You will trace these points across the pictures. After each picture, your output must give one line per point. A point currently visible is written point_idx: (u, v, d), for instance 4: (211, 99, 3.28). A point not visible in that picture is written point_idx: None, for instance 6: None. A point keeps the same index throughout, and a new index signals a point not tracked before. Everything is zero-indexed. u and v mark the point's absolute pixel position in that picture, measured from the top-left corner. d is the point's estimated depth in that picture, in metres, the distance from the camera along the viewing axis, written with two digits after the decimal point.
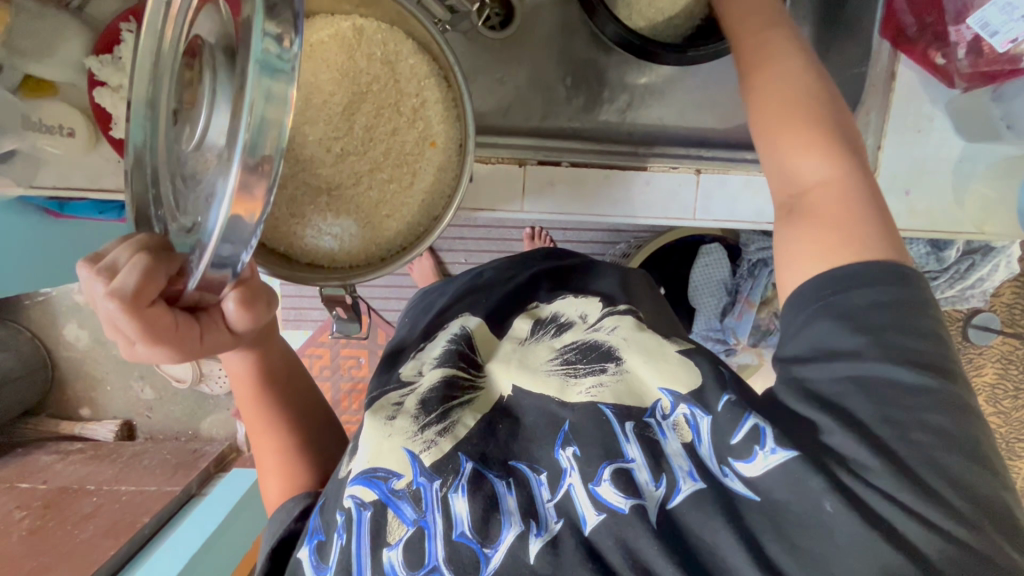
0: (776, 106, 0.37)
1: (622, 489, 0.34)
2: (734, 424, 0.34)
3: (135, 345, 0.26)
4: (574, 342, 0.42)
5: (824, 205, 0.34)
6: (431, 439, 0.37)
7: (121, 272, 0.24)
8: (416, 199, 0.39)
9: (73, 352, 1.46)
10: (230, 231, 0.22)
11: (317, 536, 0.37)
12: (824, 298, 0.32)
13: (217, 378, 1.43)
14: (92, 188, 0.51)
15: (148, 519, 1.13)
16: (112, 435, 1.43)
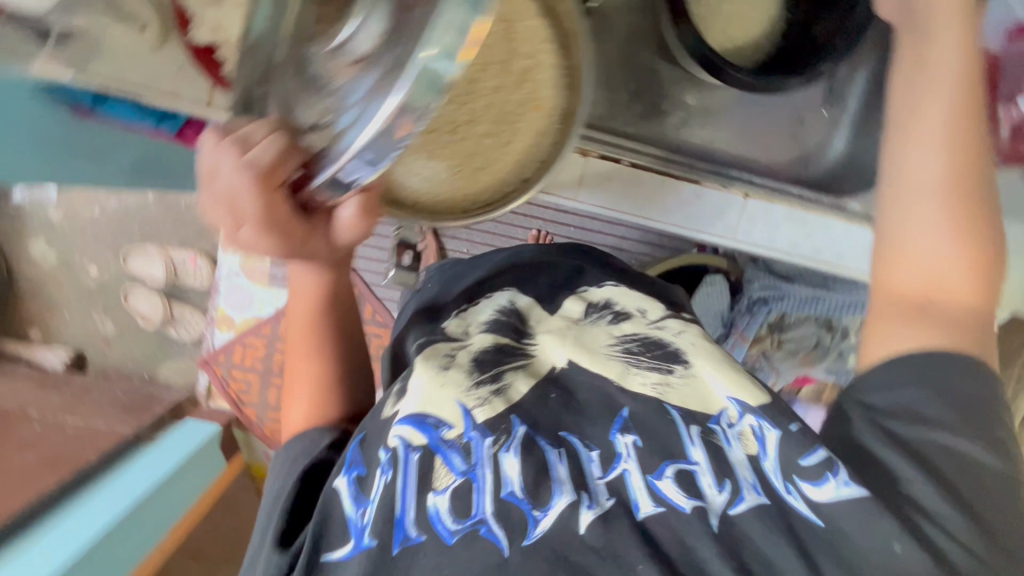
0: (913, 179, 0.40)
1: (686, 489, 0.35)
2: (805, 450, 0.35)
3: (248, 225, 0.31)
4: (636, 334, 0.44)
5: (948, 282, 0.38)
6: (484, 398, 0.39)
7: (258, 151, 0.29)
8: (511, 158, 0.41)
9: (37, 270, 1.39)
10: (380, 142, 0.25)
11: (357, 468, 0.38)
12: (929, 369, 0.36)
13: (188, 325, 1.39)
14: (147, 90, 0.48)
15: (94, 455, 1.08)
16: (62, 364, 1.36)
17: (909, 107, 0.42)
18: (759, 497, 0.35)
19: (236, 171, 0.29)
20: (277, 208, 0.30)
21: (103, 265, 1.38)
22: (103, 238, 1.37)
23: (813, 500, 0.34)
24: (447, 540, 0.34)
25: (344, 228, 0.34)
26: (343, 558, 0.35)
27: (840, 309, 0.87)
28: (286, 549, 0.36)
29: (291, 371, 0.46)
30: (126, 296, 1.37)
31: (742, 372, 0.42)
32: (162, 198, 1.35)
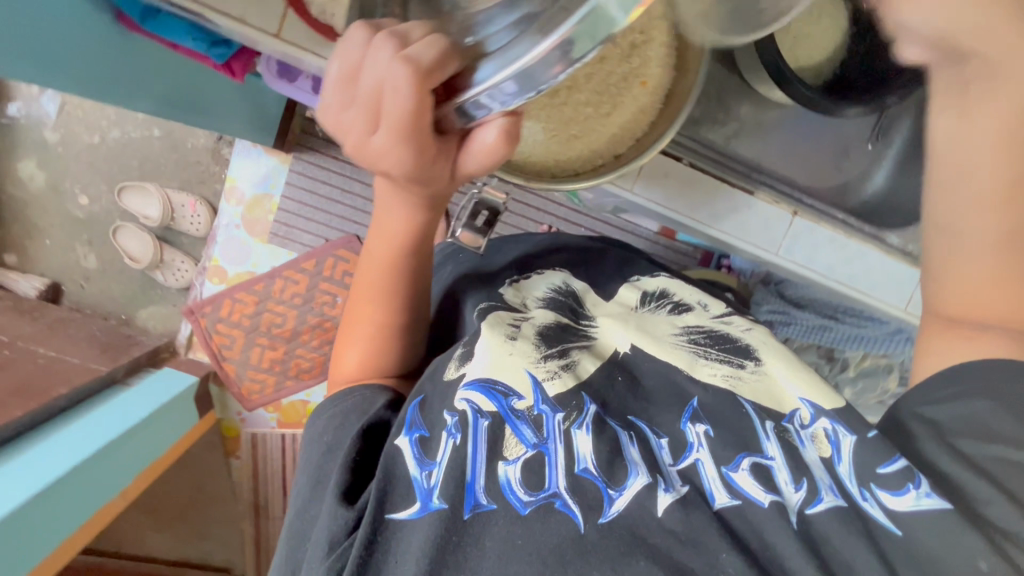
0: (954, 230, 0.51)
1: (766, 487, 0.44)
2: (887, 459, 0.45)
3: (387, 126, 0.31)
4: (701, 327, 0.58)
5: (989, 299, 0.50)
6: (554, 371, 0.50)
7: (420, 47, 0.29)
8: (613, 128, 0.50)
9: (22, 191, 1.32)
10: (525, 79, 0.26)
11: (419, 430, 0.48)
12: (976, 378, 0.48)
13: (175, 271, 1.31)
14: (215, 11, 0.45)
15: (65, 391, 1.03)
16: (36, 293, 1.29)
17: (948, 172, 0.52)
18: (837, 499, 0.44)
19: (396, 63, 0.29)
20: (423, 113, 0.30)
21: (94, 196, 1.32)
22: (98, 168, 1.31)
23: (889, 507, 0.43)
24: (520, 510, 0.43)
25: (479, 150, 0.34)
26: (408, 518, 0.44)
27: (845, 341, 0.91)
28: (350, 505, 0.46)
29: (361, 311, 0.57)
30: (113, 231, 1.30)
31: (811, 373, 0.54)
32: (168, 136, 1.30)
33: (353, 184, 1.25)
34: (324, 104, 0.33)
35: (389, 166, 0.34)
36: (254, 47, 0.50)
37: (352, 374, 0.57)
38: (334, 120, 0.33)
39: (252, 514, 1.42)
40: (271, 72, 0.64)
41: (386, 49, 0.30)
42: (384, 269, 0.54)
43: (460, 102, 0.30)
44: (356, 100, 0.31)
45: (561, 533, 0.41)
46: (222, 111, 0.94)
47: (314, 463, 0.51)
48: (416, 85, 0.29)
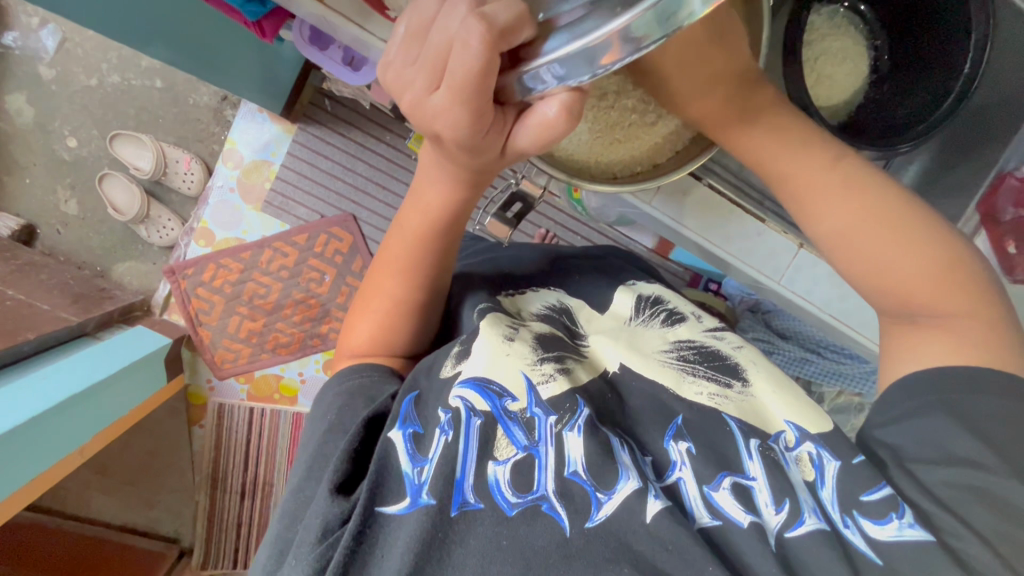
0: (868, 278, 0.49)
1: (744, 506, 0.45)
2: (870, 486, 0.45)
3: (446, 87, 0.31)
4: (692, 344, 0.57)
5: (941, 290, 0.47)
6: (549, 375, 0.51)
7: (498, 8, 0.28)
8: (655, 137, 0.52)
9: (8, 125, 1.26)
10: (588, 58, 0.28)
11: (413, 427, 0.49)
12: (931, 393, 0.46)
13: (161, 228, 1.27)
14: None
15: (32, 336, 0.99)
16: (7, 232, 1.23)
17: (831, 238, 0.50)
18: (818, 521, 0.45)
19: (471, 21, 0.28)
20: (489, 75, 0.30)
21: (84, 140, 1.27)
22: (91, 112, 1.26)
23: (871, 536, 0.44)
24: (506, 511, 0.44)
25: (535, 124, 0.35)
26: (397, 513, 0.45)
27: (823, 375, 0.94)
28: (345, 496, 0.46)
29: (380, 287, 0.58)
30: (99, 179, 1.25)
31: (798, 399, 0.54)
32: (170, 89, 1.26)
33: (358, 163, 1.24)
34: (391, 58, 0.33)
35: (443, 127, 0.34)
36: (292, 9, 0.48)
37: (361, 347, 0.59)
38: (397, 75, 0.33)
39: (208, 485, 1.36)
40: (302, 37, 0.63)
41: (461, 8, 0.30)
42: (412, 247, 0.56)
43: (525, 71, 0.31)
44: (423, 56, 0.31)
45: (548, 537, 0.43)
46: (234, 65, 0.91)
47: (316, 440, 0.52)
48: (485, 45, 0.28)
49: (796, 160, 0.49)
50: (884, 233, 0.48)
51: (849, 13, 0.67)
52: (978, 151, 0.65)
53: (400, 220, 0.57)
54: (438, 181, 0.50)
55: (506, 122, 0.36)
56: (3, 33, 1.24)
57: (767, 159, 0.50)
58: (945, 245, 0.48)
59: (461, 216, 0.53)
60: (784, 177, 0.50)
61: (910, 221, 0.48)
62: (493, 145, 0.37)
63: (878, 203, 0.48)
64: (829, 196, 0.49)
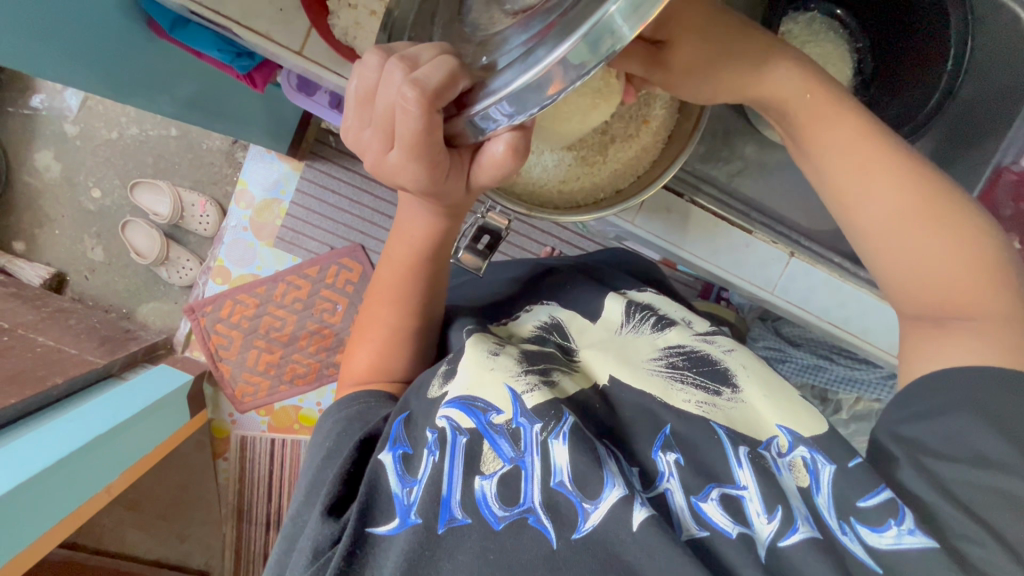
0: (879, 232, 0.48)
1: (732, 517, 0.44)
2: (871, 492, 0.44)
3: (397, 148, 0.33)
4: (684, 352, 0.56)
5: (968, 275, 0.46)
6: (533, 384, 0.50)
7: (428, 69, 0.30)
8: (616, 164, 0.53)
9: (36, 181, 1.34)
10: (526, 92, 0.28)
11: (402, 448, 0.50)
12: (976, 395, 0.44)
13: (180, 269, 1.32)
14: (241, 24, 0.47)
15: (60, 381, 1.04)
16: (39, 281, 1.30)
17: (846, 185, 0.49)
18: (812, 530, 0.43)
19: (405, 89, 0.30)
20: (433, 131, 0.32)
21: (107, 190, 1.34)
22: (113, 164, 1.34)
23: (870, 544, 0.42)
24: (494, 525, 0.44)
25: (495, 164, 0.36)
26: (388, 532, 0.46)
27: (839, 382, 0.92)
28: (336, 518, 0.48)
29: (375, 315, 0.60)
30: (122, 226, 1.32)
31: (793, 402, 0.52)
32: (185, 136, 1.33)
33: (363, 195, 1.27)
34: (346, 123, 0.35)
35: (404, 181, 0.36)
36: (276, 62, 0.51)
37: (361, 374, 0.60)
38: (355, 138, 0.35)
39: (235, 517, 1.39)
40: (291, 85, 0.66)
41: (397, 73, 0.31)
42: (400, 274, 0.57)
43: (471, 115, 0.32)
44: (373, 121, 0.33)
45: (535, 549, 0.43)
46: (238, 111, 0.95)
47: (316, 465, 0.54)
48: (426, 108, 0.30)
49: (804, 104, 0.49)
50: (921, 224, 0.47)
51: (826, 18, 0.67)
52: (978, 145, 0.63)
53: (388, 252, 0.58)
54: (418, 210, 0.51)
55: (463, 164, 0.37)
56: (32, 95, 1.33)
57: (796, 117, 0.50)
58: (974, 218, 0.47)
59: (446, 242, 0.55)
60: (802, 128, 0.50)
61: (940, 187, 0.48)
62: (457, 186, 0.39)
63: (909, 164, 0.48)
64: (857, 157, 0.48)
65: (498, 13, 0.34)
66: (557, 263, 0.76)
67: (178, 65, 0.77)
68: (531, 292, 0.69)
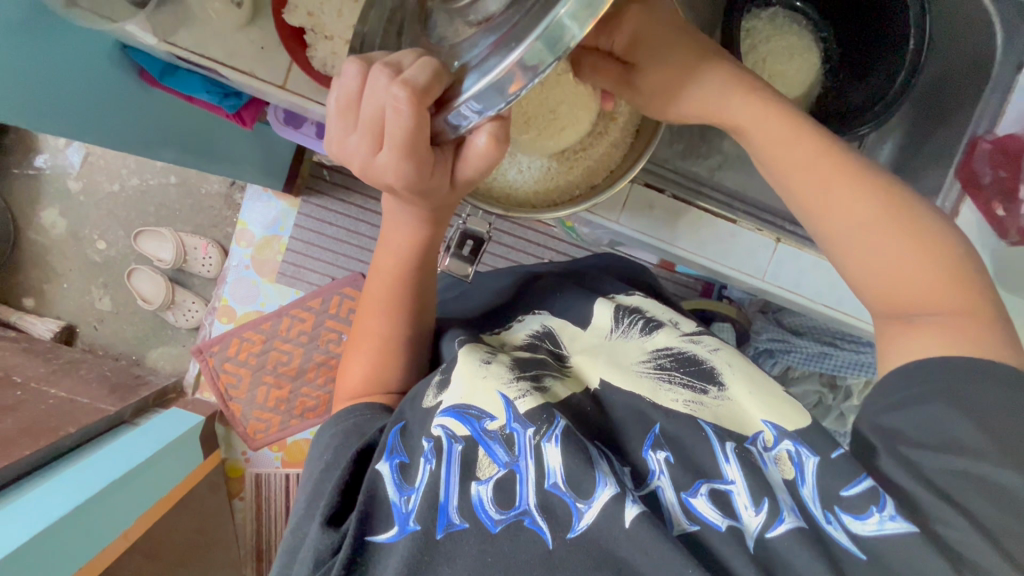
0: (845, 237, 0.48)
1: (720, 510, 0.45)
2: (852, 481, 0.44)
3: (386, 149, 0.35)
4: (671, 354, 0.57)
5: (934, 280, 0.47)
6: (525, 390, 0.51)
7: (415, 70, 0.32)
8: (590, 162, 0.54)
9: (43, 238, 1.38)
10: (492, 92, 0.30)
11: (399, 458, 0.50)
12: (949, 383, 0.44)
13: (186, 312, 1.35)
14: (227, 65, 0.49)
15: (73, 430, 1.05)
16: (50, 335, 1.32)
17: (813, 197, 0.49)
18: (798, 519, 0.43)
19: (394, 90, 0.32)
20: (421, 128, 0.33)
21: (112, 241, 1.37)
22: (116, 215, 1.37)
23: (854, 531, 0.42)
24: (491, 529, 0.45)
25: (484, 155, 0.37)
26: (387, 540, 0.46)
27: (847, 367, 0.91)
28: (335, 527, 0.48)
29: (367, 329, 0.61)
30: (128, 274, 1.34)
31: (779, 396, 0.53)
32: (184, 183, 1.36)
33: (360, 224, 1.29)
34: (331, 131, 0.37)
35: (392, 178, 0.38)
36: (262, 97, 0.54)
37: (355, 389, 0.61)
38: (342, 146, 0.37)
39: (254, 558, 1.38)
40: (278, 119, 0.69)
41: (382, 76, 0.33)
42: (391, 286, 0.58)
43: (448, 114, 0.33)
44: (360, 125, 0.35)
45: (531, 551, 0.43)
46: (228, 151, 0.98)
47: (314, 479, 0.54)
48: (415, 105, 0.32)
49: (757, 122, 0.49)
50: (884, 232, 0.47)
51: (788, 13, 0.69)
52: (953, 117, 0.66)
53: (376, 265, 0.59)
54: (403, 221, 0.52)
55: (447, 159, 0.39)
56: (35, 156, 1.37)
57: (750, 132, 0.50)
58: (930, 223, 0.48)
59: (433, 251, 0.56)
60: (760, 147, 0.50)
61: (897, 195, 0.48)
62: (442, 181, 0.40)
63: (867, 174, 0.48)
64: (813, 169, 0.48)
65: (462, 24, 0.35)
66: (549, 270, 0.77)
67: (170, 111, 0.80)
68: (523, 301, 0.70)
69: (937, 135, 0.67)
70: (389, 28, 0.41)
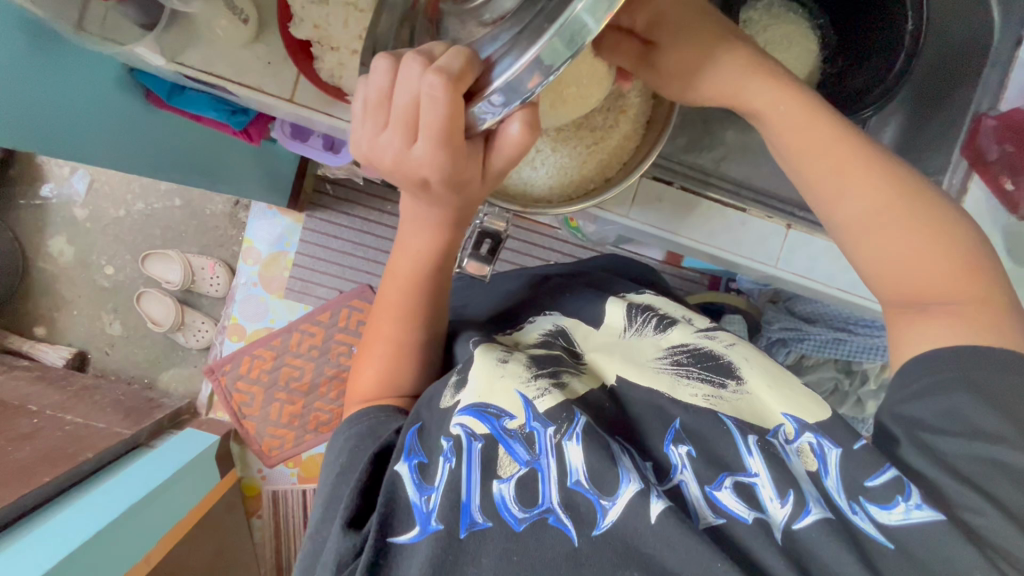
0: (860, 224, 0.48)
1: (746, 502, 0.44)
2: (876, 470, 0.44)
3: (422, 137, 0.34)
4: (687, 349, 0.57)
5: (950, 269, 0.47)
6: (544, 389, 0.51)
7: (448, 58, 0.32)
8: (603, 155, 0.54)
9: (51, 266, 1.38)
10: (511, 86, 0.32)
11: (418, 458, 0.50)
12: (968, 371, 0.44)
13: (196, 332, 1.35)
14: (236, 81, 0.50)
15: (91, 455, 1.05)
16: (62, 362, 1.33)
17: (829, 185, 0.49)
18: (824, 510, 0.43)
19: (429, 79, 0.32)
20: (456, 116, 0.33)
21: (120, 266, 1.38)
22: (123, 240, 1.38)
23: (880, 522, 0.42)
24: (515, 527, 0.44)
25: (517, 141, 0.38)
26: (409, 541, 0.45)
27: (861, 352, 0.91)
28: (356, 530, 0.48)
29: (380, 332, 0.61)
30: (137, 298, 1.35)
31: (796, 389, 0.52)
32: (188, 205, 1.37)
33: (365, 236, 1.30)
34: (361, 135, 0.37)
35: (428, 171, 0.37)
36: (269, 111, 0.55)
37: (367, 392, 0.61)
38: (373, 144, 0.36)
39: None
40: (285, 133, 0.70)
41: (414, 64, 0.33)
42: (406, 289, 0.58)
43: (475, 106, 0.34)
44: (393, 117, 0.35)
45: (555, 547, 0.43)
46: (228, 170, 0.99)
47: (330, 483, 0.54)
48: (452, 91, 0.32)
49: (775, 110, 0.49)
50: (901, 222, 0.47)
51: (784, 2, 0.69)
52: (952, 95, 0.66)
53: (390, 268, 0.59)
54: (420, 227, 0.53)
55: (478, 152, 0.38)
56: (41, 186, 1.38)
57: (767, 119, 0.50)
58: (946, 214, 0.48)
59: (449, 254, 0.56)
60: (777, 135, 0.50)
61: (915, 185, 0.48)
62: (475, 172, 0.40)
63: (887, 162, 0.48)
64: (829, 158, 0.48)
65: (476, 25, 0.36)
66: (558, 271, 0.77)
67: (176, 133, 0.81)
68: (533, 303, 0.70)
69: (939, 116, 0.67)
70: (401, 29, 0.42)
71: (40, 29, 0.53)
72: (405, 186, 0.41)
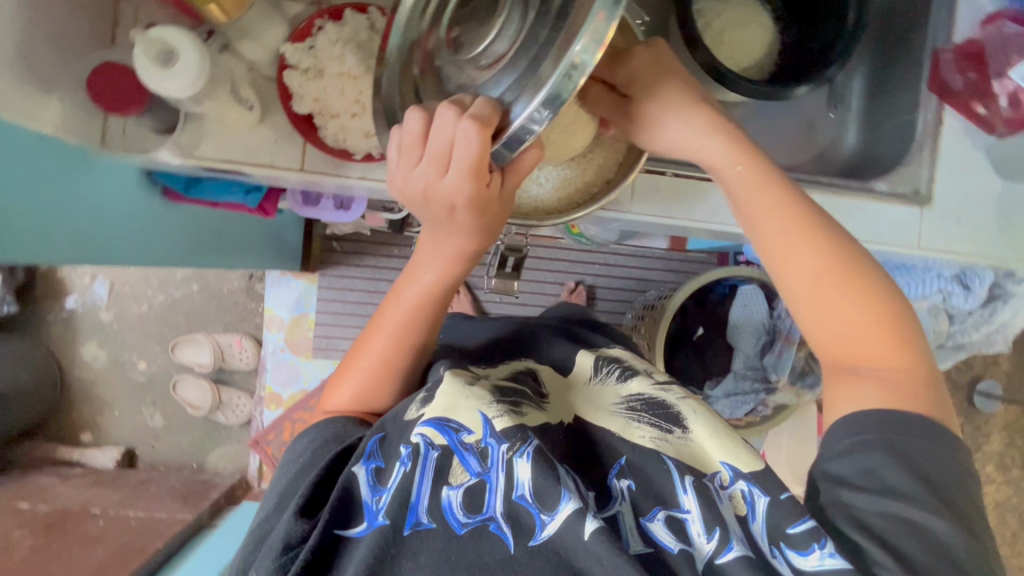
0: (804, 284, 0.50)
1: (674, 534, 0.47)
2: (796, 519, 0.46)
3: (453, 172, 0.39)
4: (644, 396, 0.58)
5: (880, 334, 0.49)
6: (503, 410, 0.52)
7: (477, 106, 0.37)
8: (595, 166, 0.58)
9: (86, 373, 1.43)
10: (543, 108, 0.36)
11: (375, 463, 0.51)
12: (884, 433, 0.47)
13: (235, 408, 1.40)
14: (250, 162, 0.54)
15: (160, 544, 1.07)
16: (113, 463, 1.36)
17: (776, 242, 0.51)
18: (745, 549, 0.45)
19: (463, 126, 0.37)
20: (485, 154, 0.38)
21: (151, 359, 1.43)
22: (150, 334, 1.43)
23: (797, 565, 0.44)
24: (457, 530, 0.47)
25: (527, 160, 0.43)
26: (355, 534, 0.48)
27: None
28: (309, 517, 0.49)
29: (366, 344, 0.61)
30: (173, 387, 1.39)
31: (738, 441, 0.54)
32: (206, 287, 1.42)
33: (379, 283, 1.34)
34: (397, 169, 0.41)
35: (458, 199, 0.42)
36: (281, 182, 0.58)
37: (340, 404, 0.62)
38: (409, 178, 0.41)
39: None
40: (297, 201, 0.74)
41: (448, 113, 0.37)
42: (409, 314, 0.59)
43: (499, 143, 0.38)
44: (426, 155, 0.39)
45: (494, 552, 0.46)
46: (240, 249, 1.03)
47: (287, 478, 0.56)
48: (483, 133, 0.37)
49: (733, 163, 0.51)
50: (840, 286, 0.49)
51: None
52: (911, 38, 0.70)
53: (395, 290, 0.60)
54: (435, 254, 0.55)
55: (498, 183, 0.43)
56: (65, 298, 1.43)
57: (726, 174, 0.52)
58: (883, 281, 0.50)
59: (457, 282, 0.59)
60: (738, 188, 0.52)
61: (857, 251, 0.51)
62: (495, 198, 0.44)
63: (838, 231, 0.51)
64: (772, 217, 0.50)
65: (473, 70, 0.41)
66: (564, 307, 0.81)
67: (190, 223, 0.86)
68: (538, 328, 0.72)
69: (903, 59, 0.71)
70: (404, 83, 0.46)
71: (62, 153, 0.58)
72: (433, 215, 0.46)
